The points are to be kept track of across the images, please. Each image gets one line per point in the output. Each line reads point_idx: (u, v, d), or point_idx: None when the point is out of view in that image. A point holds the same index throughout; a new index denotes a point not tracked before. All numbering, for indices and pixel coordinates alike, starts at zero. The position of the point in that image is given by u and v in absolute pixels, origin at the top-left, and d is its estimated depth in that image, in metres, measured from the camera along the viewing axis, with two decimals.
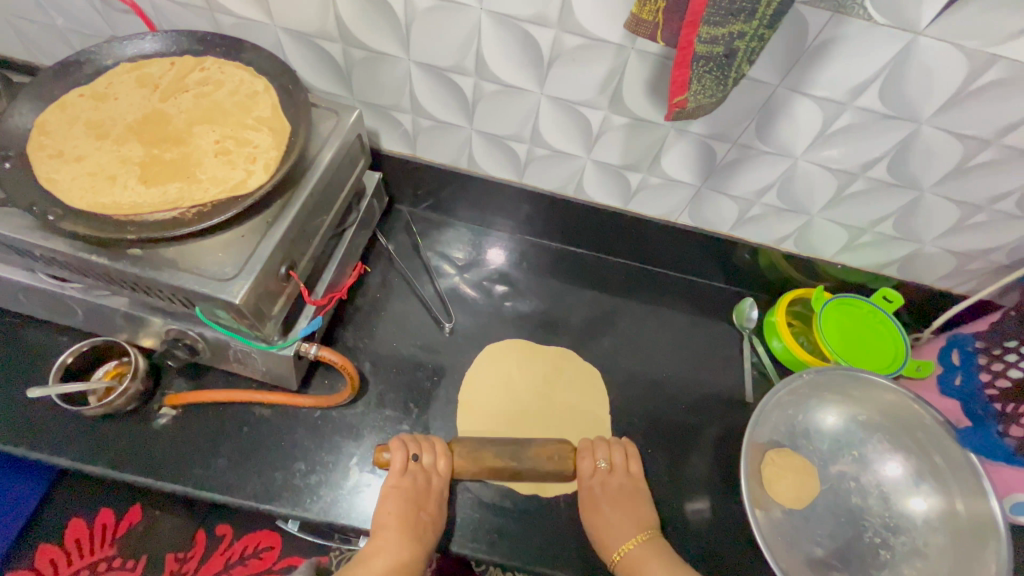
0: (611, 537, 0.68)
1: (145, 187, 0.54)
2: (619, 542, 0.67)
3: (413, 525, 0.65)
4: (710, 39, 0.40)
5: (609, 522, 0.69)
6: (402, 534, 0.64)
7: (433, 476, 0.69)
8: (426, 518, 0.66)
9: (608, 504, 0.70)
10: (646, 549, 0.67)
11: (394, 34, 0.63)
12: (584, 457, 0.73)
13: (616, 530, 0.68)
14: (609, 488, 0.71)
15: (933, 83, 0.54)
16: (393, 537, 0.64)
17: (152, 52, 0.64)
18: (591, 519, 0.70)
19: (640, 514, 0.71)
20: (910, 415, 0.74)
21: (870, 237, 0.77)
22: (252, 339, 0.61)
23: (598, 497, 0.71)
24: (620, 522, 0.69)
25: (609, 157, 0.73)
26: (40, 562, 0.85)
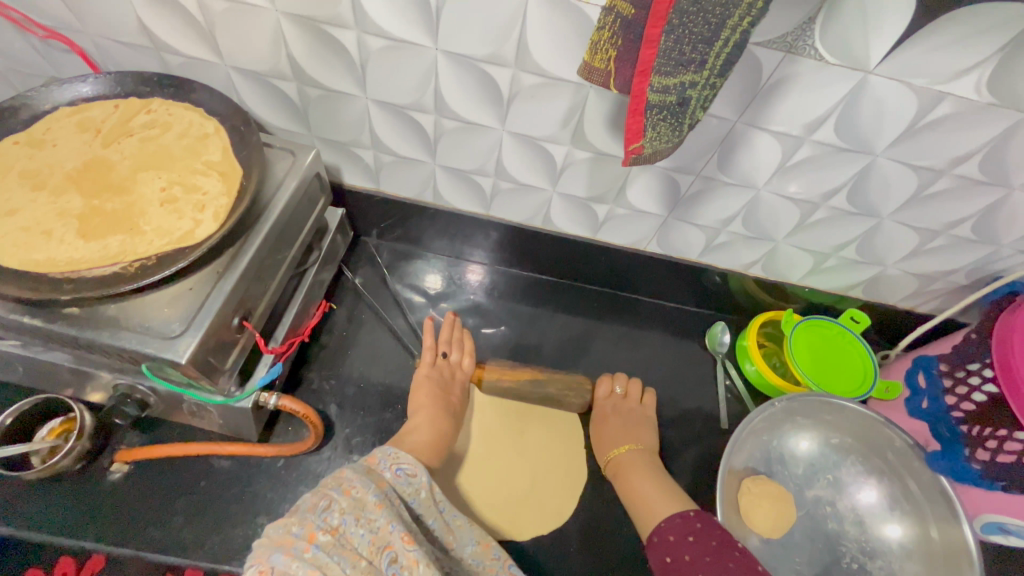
0: (608, 441, 0.77)
1: (83, 241, 0.51)
2: (613, 445, 0.76)
3: (448, 404, 0.74)
4: (662, 89, 0.39)
5: (613, 428, 0.78)
6: (441, 408, 0.72)
7: (457, 367, 0.80)
8: (454, 400, 0.76)
9: (612, 417, 0.80)
10: (637, 458, 0.74)
11: (349, 73, 0.61)
12: (603, 381, 0.83)
13: (613, 436, 0.77)
14: (615, 410, 0.81)
15: (885, 117, 0.55)
16: (432, 410, 0.71)
17: (94, 95, 0.61)
18: (598, 425, 0.80)
19: (642, 433, 0.78)
20: (881, 438, 0.74)
21: (834, 261, 0.78)
22: (207, 394, 0.58)
23: (604, 410, 0.81)
24: (620, 430, 0.77)
25: (575, 189, 0.72)
26: None
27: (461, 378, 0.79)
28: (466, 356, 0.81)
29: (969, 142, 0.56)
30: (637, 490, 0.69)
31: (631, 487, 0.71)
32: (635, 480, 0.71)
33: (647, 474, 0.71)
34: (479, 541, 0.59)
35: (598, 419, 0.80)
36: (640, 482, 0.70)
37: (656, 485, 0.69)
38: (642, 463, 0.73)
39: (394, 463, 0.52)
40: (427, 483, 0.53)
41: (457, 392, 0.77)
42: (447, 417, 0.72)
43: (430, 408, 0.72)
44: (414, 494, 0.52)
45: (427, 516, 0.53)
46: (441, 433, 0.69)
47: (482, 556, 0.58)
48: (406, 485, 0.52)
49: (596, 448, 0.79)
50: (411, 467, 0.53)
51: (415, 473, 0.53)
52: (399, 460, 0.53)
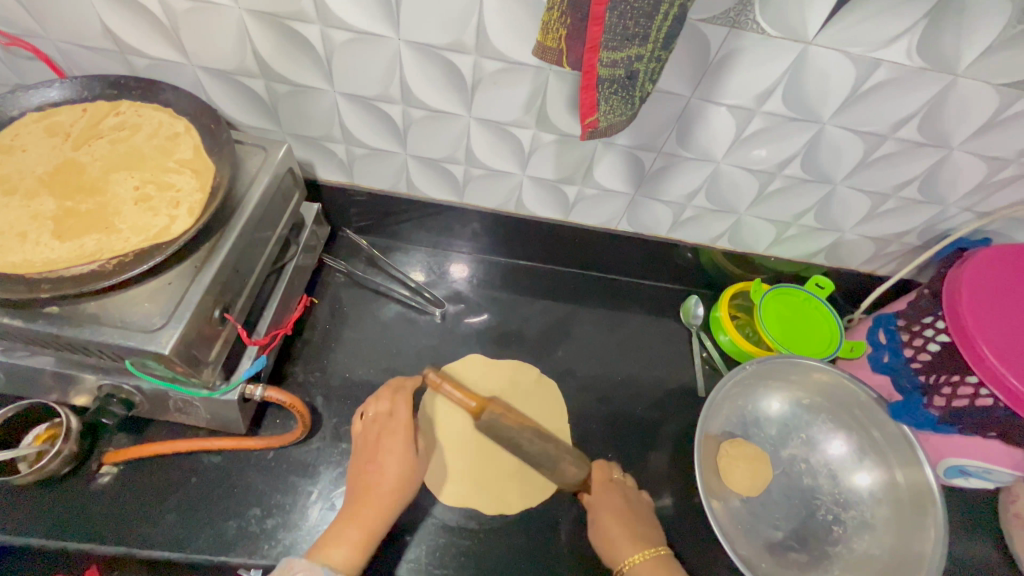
0: (618, 543, 0.66)
1: (60, 242, 0.51)
2: (627, 553, 0.65)
3: (376, 482, 0.63)
4: (611, 63, 0.42)
5: (620, 527, 0.68)
6: (369, 492, 0.62)
7: (389, 419, 0.68)
8: (382, 470, 0.64)
9: (614, 509, 0.70)
10: (659, 561, 0.65)
11: (316, 68, 0.63)
12: (597, 467, 0.75)
13: (624, 538, 0.67)
14: (617, 504, 0.71)
15: (828, 85, 0.58)
16: (354, 490, 0.64)
17: (61, 99, 0.61)
18: (596, 519, 0.70)
19: (653, 531, 0.70)
20: (847, 393, 0.78)
21: (795, 230, 0.82)
22: (192, 389, 0.60)
23: (600, 500, 0.71)
24: (631, 527, 0.68)
25: (543, 173, 0.75)
26: None
27: (394, 433, 0.67)
28: (397, 403, 0.70)
29: (906, 106, 0.59)
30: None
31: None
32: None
33: None
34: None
35: (596, 510, 0.70)
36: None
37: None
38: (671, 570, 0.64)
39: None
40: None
41: (383, 456, 0.65)
42: (376, 496, 0.62)
43: (357, 497, 0.62)
44: None
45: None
46: (368, 520, 0.60)
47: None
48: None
49: (605, 552, 0.67)
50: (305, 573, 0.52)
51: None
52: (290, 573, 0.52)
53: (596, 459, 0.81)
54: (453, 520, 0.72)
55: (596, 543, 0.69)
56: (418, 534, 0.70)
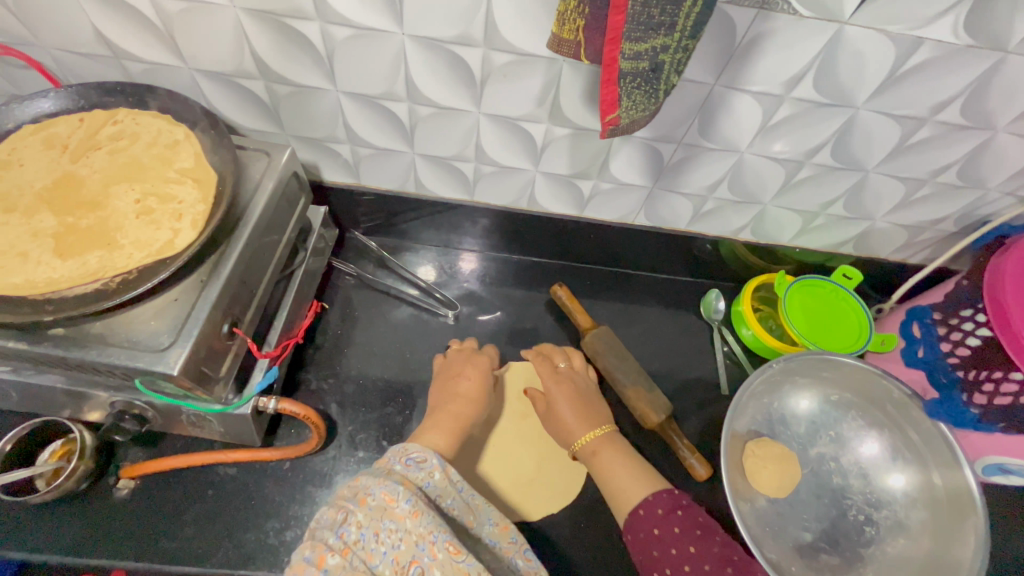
0: (573, 424, 0.69)
1: (61, 260, 0.50)
2: (580, 432, 0.69)
3: (462, 389, 0.69)
4: (634, 55, 0.38)
5: (565, 411, 0.70)
6: (456, 395, 0.68)
7: (473, 354, 0.77)
8: (469, 381, 0.71)
9: (566, 395, 0.72)
10: (604, 439, 0.68)
11: (317, 67, 0.60)
12: (541, 362, 0.77)
13: (575, 420, 0.69)
14: (569, 388, 0.73)
15: (863, 68, 0.54)
16: (442, 395, 0.69)
17: (57, 110, 0.59)
18: (550, 403, 0.72)
19: (600, 411, 0.72)
20: (879, 390, 0.75)
21: (823, 220, 0.78)
22: (204, 404, 0.58)
23: (554, 385, 0.73)
24: (574, 409, 0.71)
25: (557, 168, 0.71)
26: None
27: (482, 360, 0.76)
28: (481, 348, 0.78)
29: (949, 88, 0.55)
30: (614, 480, 0.64)
31: (610, 479, 0.64)
32: (614, 468, 0.65)
33: (622, 457, 0.66)
34: (497, 522, 0.57)
35: (550, 397, 0.72)
36: (617, 468, 0.65)
37: (633, 473, 0.64)
38: (617, 444, 0.68)
39: (403, 456, 0.53)
40: (439, 466, 0.53)
41: (473, 371, 0.73)
42: (464, 399, 0.68)
43: (445, 401, 0.68)
44: (427, 477, 0.53)
45: (445, 497, 0.53)
46: (456, 415, 0.66)
47: (500, 538, 0.56)
48: (418, 472, 0.52)
49: (557, 430, 0.71)
50: (420, 454, 0.54)
51: (425, 459, 0.53)
52: (407, 452, 0.54)
53: None
54: None
55: (551, 424, 0.72)
56: None
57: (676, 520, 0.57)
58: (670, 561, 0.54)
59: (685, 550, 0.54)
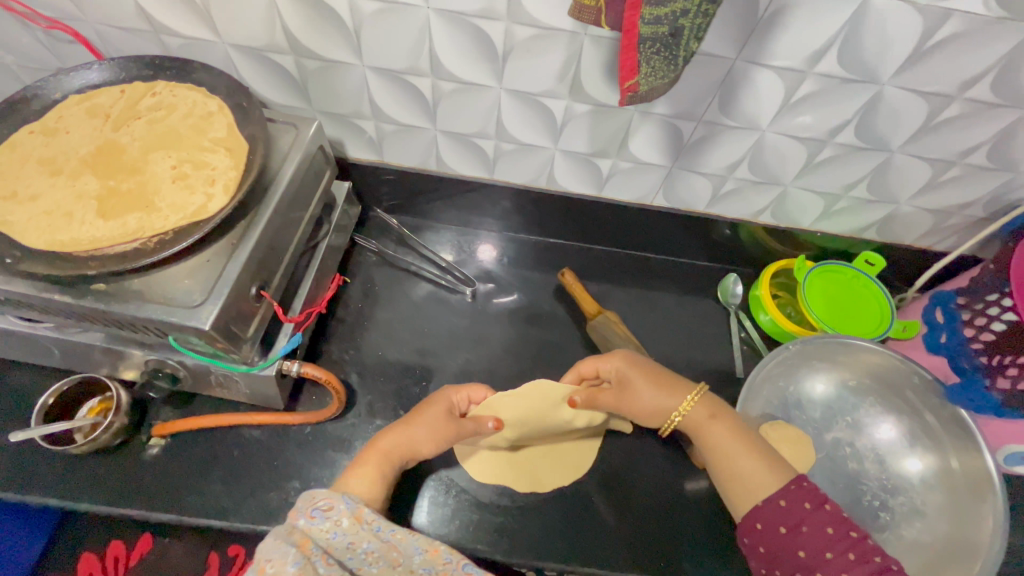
0: (664, 400, 0.65)
1: (104, 220, 0.53)
2: (676, 404, 0.64)
3: (407, 420, 0.63)
4: (654, 20, 0.39)
5: (643, 390, 0.65)
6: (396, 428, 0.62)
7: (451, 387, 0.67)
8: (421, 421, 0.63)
9: (642, 374, 0.66)
10: (704, 410, 0.64)
11: (344, 41, 0.62)
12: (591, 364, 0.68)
13: (663, 395, 0.65)
14: (640, 364, 0.67)
15: (889, 41, 0.53)
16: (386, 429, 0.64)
17: (101, 81, 0.62)
18: (626, 386, 0.66)
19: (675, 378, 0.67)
20: (898, 374, 0.74)
21: (846, 203, 0.77)
22: (232, 363, 0.61)
23: (623, 363, 0.67)
24: (649, 386, 0.65)
25: (576, 146, 0.72)
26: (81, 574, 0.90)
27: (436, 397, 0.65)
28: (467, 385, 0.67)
29: (979, 62, 0.54)
30: (736, 460, 0.60)
31: (725, 455, 0.61)
32: (729, 442, 0.61)
33: (731, 426, 0.63)
34: (426, 548, 0.50)
35: (623, 377, 0.66)
36: (732, 444, 0.61)
37: (751, 450, 0.60)
38: (721, 411, 0.64)
39: (309, 507, 0.50)
40: (348, 511, 0.49)
41: (421, 405, 0.65)
42: (406, 432, 0.62)
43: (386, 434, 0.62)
44: (335, 527, 0.49)
45: (358, 543, 0.49)
46: (384, 450, 0.60)
47: (432, 562, 0.49)
48: (323, 523, 0.49)
49: (642, 412, 0.66)
50: (327, 501, 0.50)
51: (332, 506, 0.50)
52: (313, 502, 0.50)
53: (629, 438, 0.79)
54: (485, 497, 0.71)
55: (630, 408, 0.66)
56: (447, 515, 0.70)
57: (825, 517, 0.52)
58: (808, 566, 0.51)
59: (836, 555, 0.50)
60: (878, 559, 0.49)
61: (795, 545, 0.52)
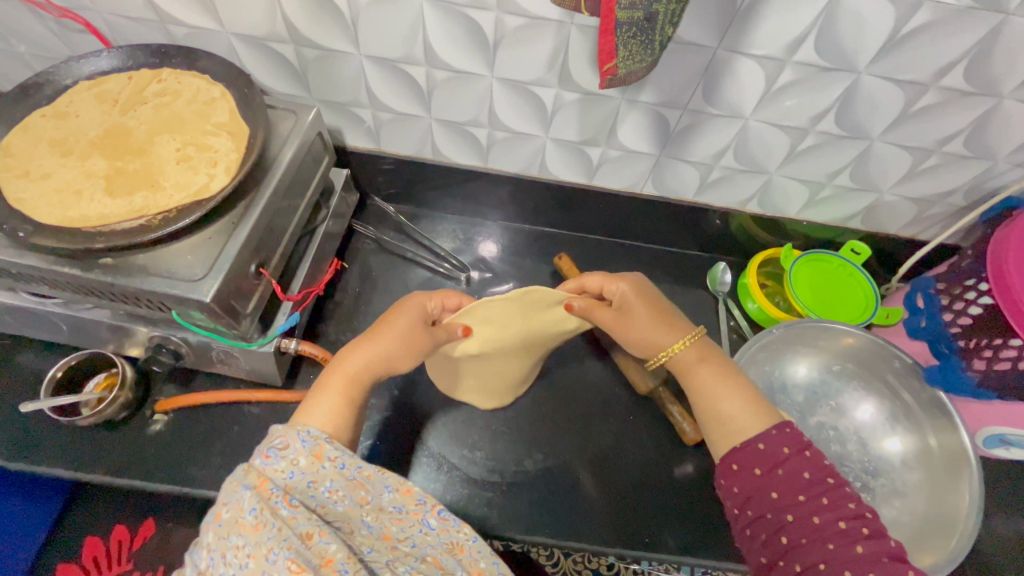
0: (661, 334, 0.66)
1: (112, 198, 0.55)
2: (671, 341, 0.66)
3: (377, 336, 0.61)
4: (629, 5, 0.41)
5: (644, 319, 0.67)
6: (367, 344, 0.60)
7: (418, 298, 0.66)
8: (387, 339, 0.60)
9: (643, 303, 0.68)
10: (699, 352, 0.65)
11: (342, 30, 0.64)
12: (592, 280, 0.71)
13: (664, 327, 0.67)
14: (647, 295, 0.69)
15: (863, 30, 0.55)
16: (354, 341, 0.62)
17: (110, 68, 0.65)
18: (627, 310, 0.68)
19: (678, 317, 0.69)
20: (879, 358, 0.76)
21: (830, 191, 0.79)
22: (232, 339, 0.63)
23: (629, 289, 0.69)
24: (650, 318, 0.67)
25: (566, 134, 0.74)
26: (86, 559, 0.96)
27: (408, 312, 0.63)
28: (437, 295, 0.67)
29: (951, 50, 0.56)
30: (719, 401, 0.61)
31: (710, 393, 0.62)
32: (717, 385, 0.62)
33: (721, 369, 0.64)
34: (396, 487, 0.49)
35: (623, 300, 0.69)
36: (721, 388, 0.62)
37: (743, 400, 0.60)
38: (717, 356, 0.65)
39: (265, 445, 0.47)
40: (305, 451, 0.47)
41: (392, 319, 0.62)
42: (377, 350, 0.59)
43: (351, 354, 0.59)
44: (292, 466, 0.46)
45: (320, 481, 0.46)
46: (354, 367, 0.58)
47: (403, 502, 0.49)
48: (277, 464, 0.46)
49: (638, 341, 0.68)
50: (282, 440, 0.47)
51: (288, 445, 0.47)
52: (269, 441, 0.47)
53: (617, 420, 0.81)
54: (476, 474, 0.74)
55: (625, 334, 0.68)
56: (438, 490, 0.72)
57: (800, 462, 0.53)
58: (778, 506, 0.51)
59: (810, 497, 0.51)
60: (851, 506, 0.50)
61: (768, 486, 0.53)
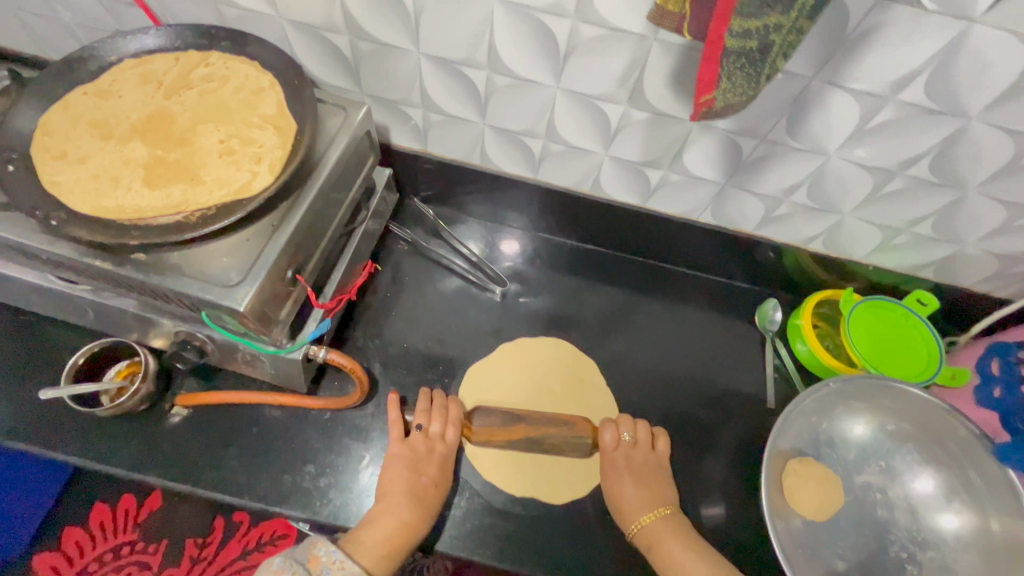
0: (636, 506, 0.67)
1: (149, 190, 0.52)
2: (642, 513, 0.66)
3: (421, 494, 0.64)
4: (743, 33, 0.36)
5: (630, 496, 0.68)
6: (411, 500, 0.63)
7: (439, 445, 0.70)
8: (429, 483, 0.66)
9: (629, 473, 0.70)
10: (667, 525, 0.65)
11: (403, 26, 0.60)
12: (608, 429, 0.73)
13: (641, 502, 0.67)
14: (641, 474, 0.70)
15: (984, 74, 0.49)
16: (388, 494, 0.63)
17: (156, 47, 0.62)
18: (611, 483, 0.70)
19: (664, 494, 0.70)
20: (942, 425, 0.70)
21: (906, 238, 0.73)
22: (261, 344, 0.60)
23: (626, 474, 0.70)
24: (640, 494, 0.68)
25: (627, 153, 0.69)
26: (93, 522, 0.97)
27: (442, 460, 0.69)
28: (454, 426, 0.72)
29: None
30: (683, 570, 0.61)
31: (674, 568, 0.61)
32: (681, 560, 0.62)
33: (688, 547, 0.63)
34: None
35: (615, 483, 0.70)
36: (682, 559, 0.62)
37: (706, 566, 0.62)
38: (680, 534, 0.65)
39: (336, 574, 0.53)
40: None
41: (432, 469, 0.67)
42: (420, 517, 0.62)
43: (394, 495, 0.63)
44: None
45: None
46: (404, 523, 0.61)
47: None
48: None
49: (619, 516, 0.68)
50: None
51: None
52: (343, 569, 0.54)
53: None
54: (498, 503, 0.70)
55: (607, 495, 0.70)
56: (454, 519, 0.68)
57: None
58: None
59: None
60: None
61: None
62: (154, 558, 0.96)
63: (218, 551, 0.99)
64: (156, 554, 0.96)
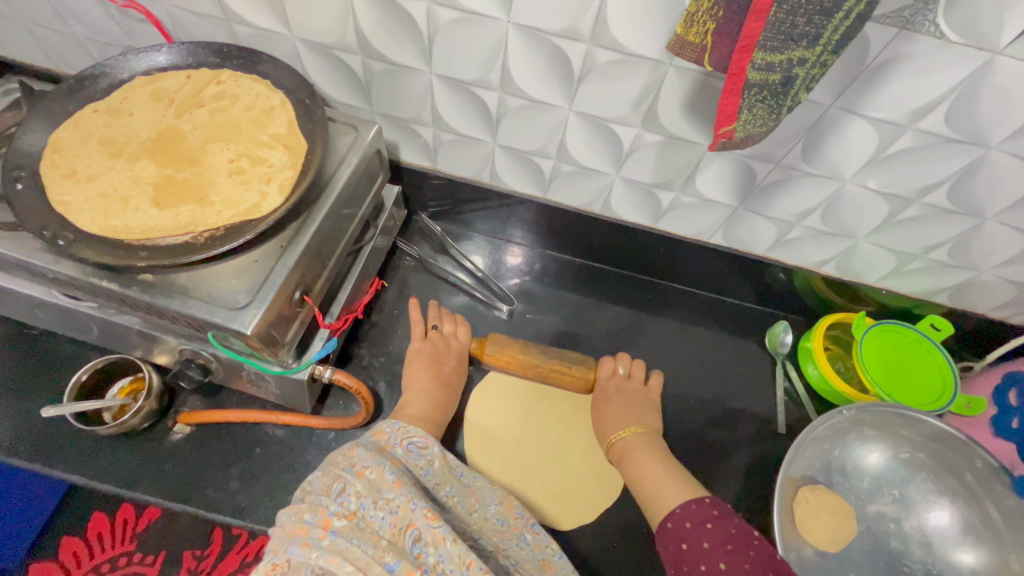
0: (613, 422, 0.73)
1: (157, 210, 0.52)
2: (619, 428, 0.72)
3: (448, 380, 0.74)
4: (766, 66, 0.36)
5: (613, 414, 0.74)
6: (442, 385, 0.73)
7: (454, 343, 0.78)
8: (452, 370, 0.76)
9: (616, 398, 0.76)
10: (641, 440, 0.70)
11: (416, 47, 0.59)
12: (607, 362, 0.78)
13: (618, 419, 0.73)
14: (627, 397, 0.76)
15: (1008, 105, 0.49)
16: (417, 383, 0.72)
17: (167, 64, 0.62)
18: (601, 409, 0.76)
19: (647, 418, 0.74)
20: (958, 456, 0.69)
21: (921, 263, 0.72)
22: (266, 365, 0.59)
23: (611, 397, 0.76)
24: (622, 412, 0.73)
25: (640, 175, 0.69)
26: (91, 532, 0.93)
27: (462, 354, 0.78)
28: (461, 329, 0.80)
29: None
30: (645, 480, 0.65)
31: (639, 479, 0.66)
32: (642, 467, 0.67)
33: (656, 457, 0.67)
34: (502, 499, 0.63)
35: (601, 407, 0.76)
36: (648, 469, 0.66)
37: (668, 472, 0.65)
38: (651, 448, 0.69)
39: (405, 439, 0.57)
40: (438, 454, 0.59)
41: (454, 363, 0.76)
42: (450, 395, 0.73)
43: (422, 381, 0.72)
44: (427, 466, 0.57)
45: (443, 484, 0.58)
46: (439, 403, 0.72)
47: (505, 515, 0.62)
48: (417, 458, 0.57)
49: (601, 432, 0.75)
50: (422, 440, 0.58)
51: (426, 445, 0.58)
52: (410, 437, 0.58)
53: None
54: None
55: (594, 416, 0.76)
56: None
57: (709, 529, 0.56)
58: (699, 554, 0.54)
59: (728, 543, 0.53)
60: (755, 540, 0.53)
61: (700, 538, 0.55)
62: (150, 571, 0.92)
63: (216, 564, 0.94)
64: (152, 567, 0.92)
